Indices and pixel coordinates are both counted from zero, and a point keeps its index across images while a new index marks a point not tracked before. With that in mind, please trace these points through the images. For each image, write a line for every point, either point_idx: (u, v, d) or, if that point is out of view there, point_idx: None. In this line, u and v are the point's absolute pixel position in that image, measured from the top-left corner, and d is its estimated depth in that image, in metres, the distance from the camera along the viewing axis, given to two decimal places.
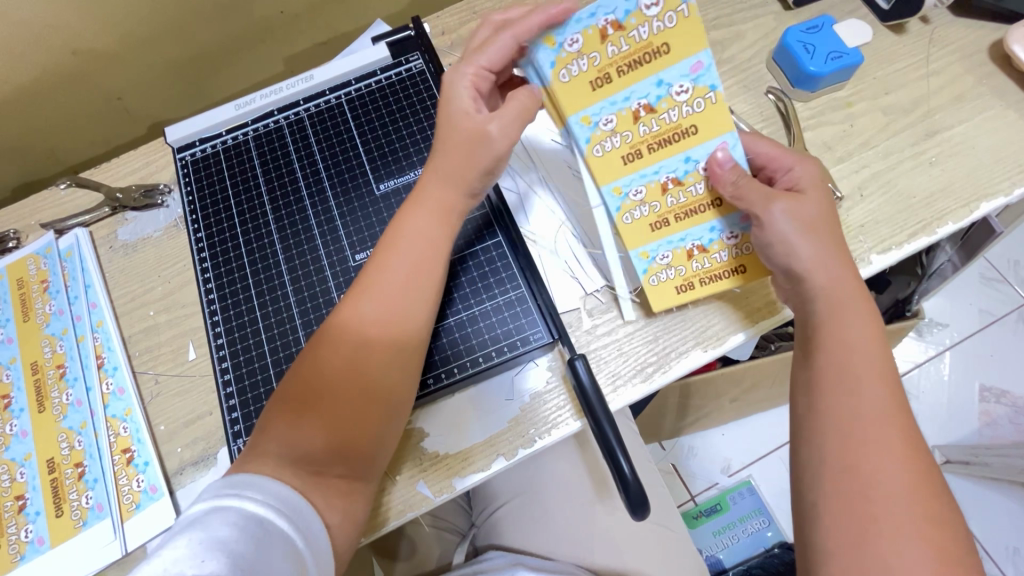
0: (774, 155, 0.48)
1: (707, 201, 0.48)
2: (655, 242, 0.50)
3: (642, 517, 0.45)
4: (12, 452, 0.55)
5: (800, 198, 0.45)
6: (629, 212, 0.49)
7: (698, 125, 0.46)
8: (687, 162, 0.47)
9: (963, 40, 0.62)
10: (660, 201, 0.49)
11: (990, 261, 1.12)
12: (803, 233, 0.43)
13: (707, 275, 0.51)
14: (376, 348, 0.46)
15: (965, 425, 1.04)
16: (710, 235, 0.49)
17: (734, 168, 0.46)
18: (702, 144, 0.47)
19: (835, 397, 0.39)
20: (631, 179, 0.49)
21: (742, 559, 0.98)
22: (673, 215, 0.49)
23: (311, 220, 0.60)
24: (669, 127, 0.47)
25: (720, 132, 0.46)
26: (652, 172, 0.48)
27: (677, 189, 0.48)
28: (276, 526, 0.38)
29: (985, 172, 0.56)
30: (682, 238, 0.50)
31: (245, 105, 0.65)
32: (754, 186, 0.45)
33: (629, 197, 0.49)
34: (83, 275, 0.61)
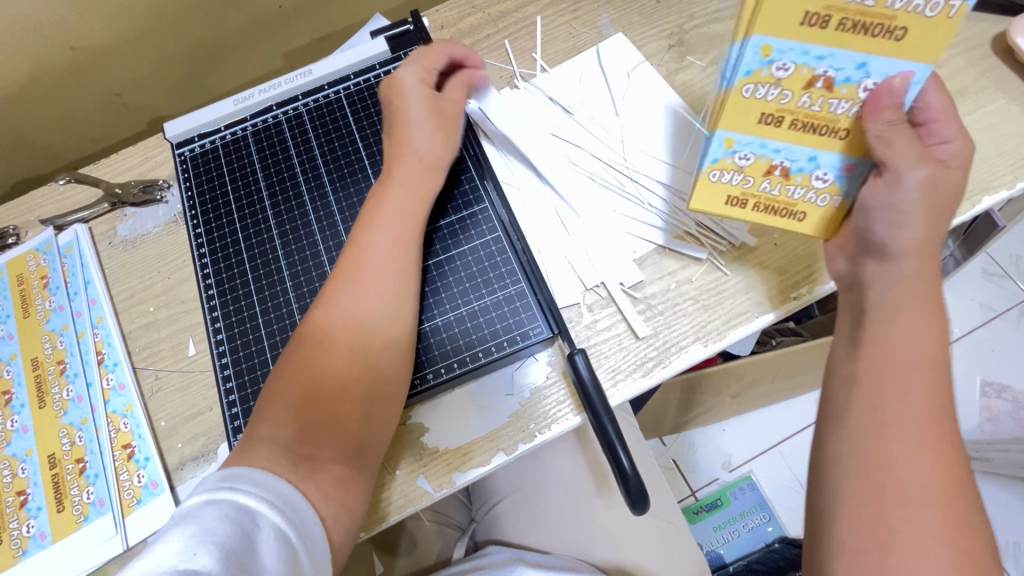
0: (938, 117, 0.40)
1: (839, 126, 0.39)
2: (749, 137, 0.41)
3: (642, 512, 0.45)
4: (13, 447, 0.55)
5: (944, 169, 0.39)
6: (753, 85, 0.37)
7: (913, 31, 0.33)
8: (861, 69, 0.35)
9: (966, 33, 0.62)
10: (793, 94, 0.38)
11: (992, 256, 1.12)
12: (929, 209, 0.39)
13: (768, 201, 0.46)
14: (369, 336, 0.47)
15: (967, 420, 1.03)
16: (806, 163, 0.42)
17: (899, 108, 0.37)
18: (893, 59, 0.35)
19: (873, 388, 0.37)
20: (794, 46, 0.35)
21: (743, 553, 0.99)
22: (792, 117, 0.39)
23: (310, 215, 0.60)
24: (888, 12, 0.32)
25: (920, 55, 0.34)
26: (820, 56, 0.35)
27: (823, 92, 0.37)
28: (270, 520, 0.38)
29: (987, 166, 0.56)
30: (775, 149, 0.41)
31: (244, 99, 0.65)
32: (906, 139, 0.38)
33: (770, 67, 0.36)
34: (82, 271, 0.61)
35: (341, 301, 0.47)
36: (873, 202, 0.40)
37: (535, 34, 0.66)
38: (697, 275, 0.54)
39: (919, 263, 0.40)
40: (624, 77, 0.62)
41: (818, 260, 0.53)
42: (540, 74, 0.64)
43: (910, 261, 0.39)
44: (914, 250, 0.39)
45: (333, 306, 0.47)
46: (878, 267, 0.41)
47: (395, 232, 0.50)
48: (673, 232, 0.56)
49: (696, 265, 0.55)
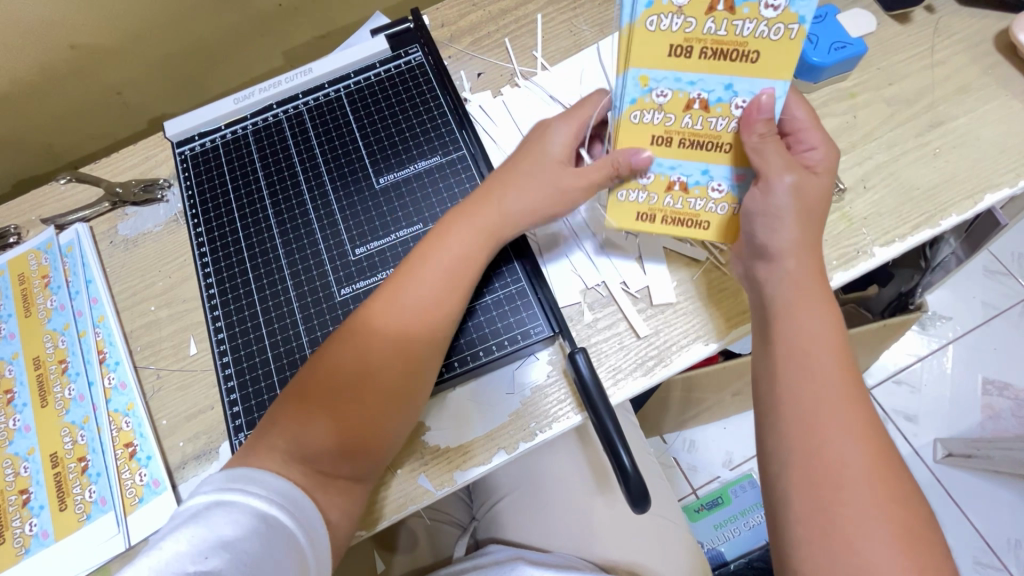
0: (802, 127, 0.44)
1: (724, 140, 0.44)
2: (646, 157, 0.46)
3: (643, 511, 0.45)
4: (16, 446, 0.55)
5: (810, 175, 0.43)
6: (641, 110, 0.44)
7: (761, 55, 0.40)
8: (727, 90, 0.42)
9: (968, 30, 0.62)
10: (677, 115, 0.44)
11: (995, 254, 1.12)
12: (800, 213, 0.42)
13: (673, 215, 0.48)
14: (393, 354, 0.46)
15: (968, 418, 1.03)
16: (700, 176, 0.46)
17: (770, 120, 0.42)
18: (752, 78, 0.41)
19: (793, 383, 0.38)
20: (666, 74, 0.42)
21: (743, 551, 0.97)
22: (680, 137, 0.45)
23: (310, 214, 0.60)
24: (736, 40, 0.40)
25: (776, 74, 0.41)
26: (691, 81, 0.42)
27: (701, 112, 0.43)
28: (280, 522, 0.38)
29: (989, 164, 0.56)
30: (672, 166, 0.46)
31: (245, 98, 0.65)
32: (775, 149, 0.42)
33: (651, 93, 0.43)
34: (84, 270, 0.61)
35: (371, 322, 0.46)
36: (751, 209, 0.44)
37: (536, 32, 0.66)
38: (696, 273, 0.54)
39: (799, 262, 0.42)
40: None
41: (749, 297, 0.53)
42: (540, 73, 0.64)
43: (789, 259, 0.42)
44: (793, 249, 0.42)
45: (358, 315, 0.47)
46: (764, 265, 0.43)
47: (439, 264, 0.48)
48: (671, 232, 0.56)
49: (694, 263, 0.55)
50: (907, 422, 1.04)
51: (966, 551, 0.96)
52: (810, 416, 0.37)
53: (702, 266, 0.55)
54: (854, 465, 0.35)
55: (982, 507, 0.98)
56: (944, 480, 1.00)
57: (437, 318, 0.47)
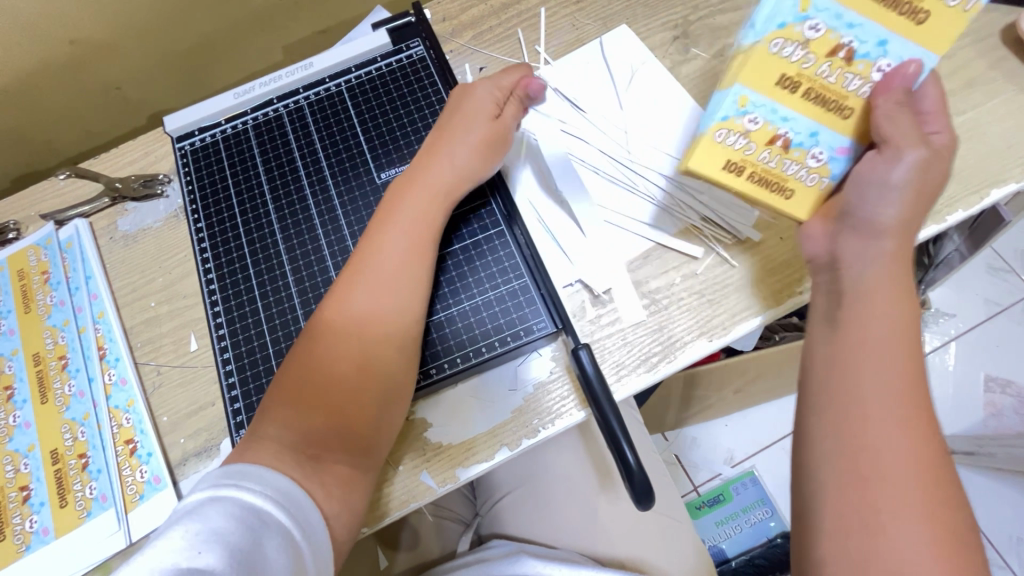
0: (930, 108, 0.41)
1: (848, 105, 0.41)
2: (763, 98, 0.41)
3: (646, 507, 0.45)
4: (16, 443, 0.55)
5: (936, 155, 0.40)
6: (783, 40, 0.39)
7: (932, 15, 0.38)
8: (881, 46, 0.39)
9: (975, 24, 0.61)
10: (819, 58, 0.40)
11: (997, 252, 1.11)
12: (916, 190, 0.39)
13: (763, 172, 0.44)
14: (378, 335, 0.47)
15: (970, 416, 1.03)
16: (806, 138, 0.42)
17: (908, 92, 0.39)
18: (909, 42, 0.39)
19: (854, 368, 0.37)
20: (829, 6, 0.38)
21: (746, 548, 0.97)
22: (809, 86, 0.41)
23: (311, 210, 0.59)
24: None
25: (932, 45, 0.39)
26: (853, 23, 0.38)
27: (845, 64, 0.40)
28: (274, 519, 0.38)
29: (996, 159, 0.55)
30: (784, 117, 0.42)
31: (245, 93, 0.64)
32: (904, 120, 0.39)
33: (805, 22, 0.39)
34: (84, 266, 0.61)
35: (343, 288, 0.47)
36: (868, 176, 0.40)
37: (538, 26, 0.65)
38: (700, 270, 0.54)
39: (900, 242, 0.39)
40: (628, 68, 0.62)
41: (807, 268, 0.53)
42: (543, 68, 0.63)
43: (890, 239, 0.39)
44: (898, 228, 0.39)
45: (347, 296, 0.47)
46: (859, 241, 0.40)
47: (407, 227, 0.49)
48: (676, 226, 0.56)
49: (696, 258, 0.54)
50: None
51: None
52: (862, 405, 0.35)
53: (710, 259, 0.54)
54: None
55: (983, 504, 0.98)
56: None
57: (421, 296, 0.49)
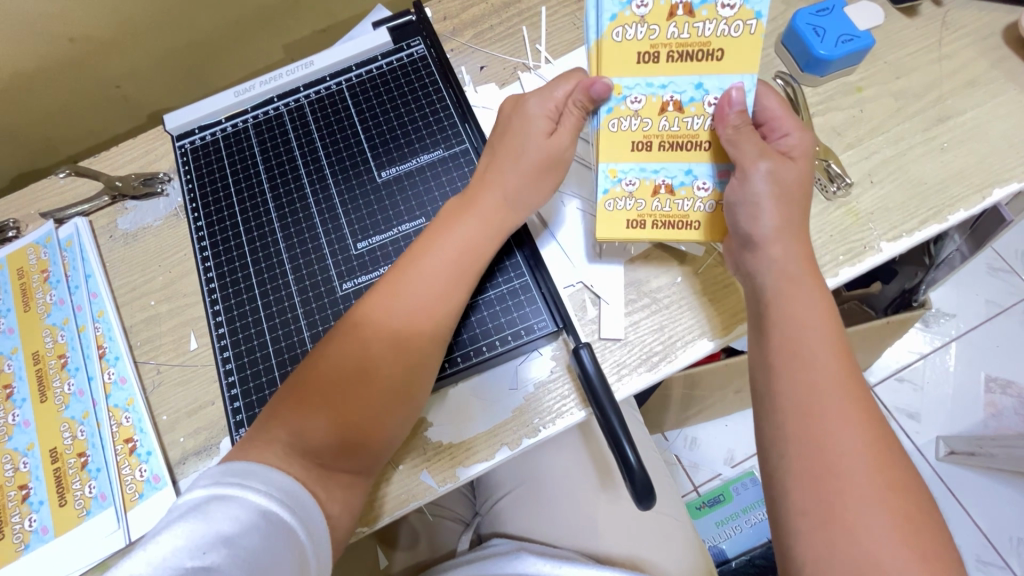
0: (775, 116, 0.46)
1: (702, 138, 0.47)
2: (628, 163, 0.49)
3: (648, 507, 0.45)
4: (15, 442, 0.55)
5: (787, 160, 0.44)
6: (619, 118, 0.47)
7: (726, 51, 0.45)
8: (698, 89, 0.46)
9: (976, 23, 0.61)
10: (653, 119, 0.47)
11: (997, 252, 1.11)
12: (776, 199, 0.43)
13: (663, 218, 0.49)
14: (389, 350, 0.45)
15: (971, 416, 1.03)
16: (685, 177, 0.48)
17: (741, 112, 0.45)
18: (720, 75, 0.45)
19: (789, 375, 0.39)
20: (638, 83, 0.46)
21: (746, 548, 0.95)
22: (659, 141, 0.48)
23: (312, 208, 0.59)
24: (696, 42, 0.45)
25: (741, 69, 0.45)
26: (663, 85, 0.46)
27: (678, 112, 0.47)
28: (279, 518, 0.38)
29: (997, 158, 0.55)
30: (655, 170, 0.48)
31: (245, 91, 0.64)
32: (752, 138, 0.44)
33: (627, 101, 0.47)
34: (83, 264, 0.61)
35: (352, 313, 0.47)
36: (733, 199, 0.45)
37: (539, 25, 0.65)
38: (698, 270, 0.54)
39: (785, 247, 0.43)
40: None
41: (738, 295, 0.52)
42: (544, 66, 0.63)
43: (774, 247, 0.43)
44: (776, 235, 0.43)
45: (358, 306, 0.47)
46: (752, 256, 0.44)
47: (429, 248, 0.48)
48: None
49: (695, 257, 0.54)
50: (910, 420, 1.04)
51: (969, 549, 0.96)
52: None
53: (701, 272, 0.54)
54: (860, 461, 0.35)
55: (984, 505, 0.98)
56: (947, 478, 1.00)
57: (437, 309, 0.47)
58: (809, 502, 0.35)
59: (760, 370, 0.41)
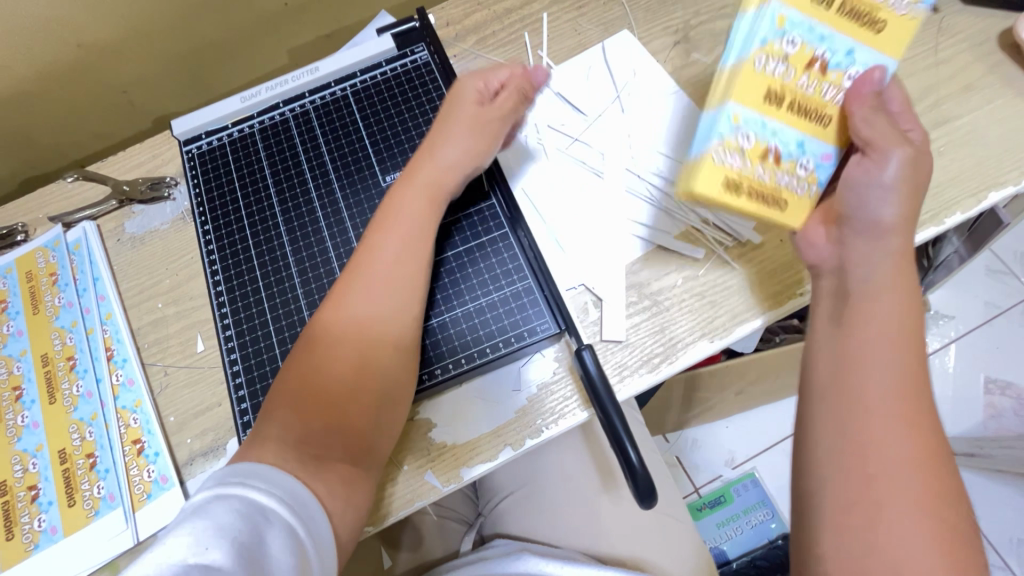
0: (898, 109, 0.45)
1: (828, 113, 0.45)
2: (754, 114, 0.44)
3: (650, 507, 0.45)
4: (24, 443, 0.56)
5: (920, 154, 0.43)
6: (766, 54, 0.44)
7: (887, 25, 0.44)
8: (846, 57, 0.45)
9: (972, 29, 0.62)
10: (796, 71, 0.44)
11: (996, 254, 1.12)
12: (906, 191, 0.42)
13: (765, 187, 0.45)
14: (382, 347, 0.47)
15: (970, 417, 1.03)
16: (796, 149, 0.45)
17: (876, 95, 0.44)
18: (869, 52, 0.45)
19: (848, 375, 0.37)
20: (801, 24, 0.44)
21: (746, 550, 0.98)
22: (790, 99, 0.45)
23: (318, 212, 0.60)
24: (878, 5, 0.44)
25: (890, 51, 0.45)
26: (820, 39, 0.44)
27: (821, 76, 0.45)
28: (280, 516, 0.38)
29: (993, 162, 0.56)
30: (773, 133, 0.45)
31: (251, 97, 0.65)
32: (883, 125, 0.43)
33: (780, 38, 0.44)
34: (92, 267, 0.62)
35: (346, 312, 0.47)
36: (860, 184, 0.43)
37: (541, 31, 0.66)
38: (699, 272, 0.55)
39: (903, 240, 0.41)
40: (630, 72, 0.63)
41: (802, 269, 0.53)
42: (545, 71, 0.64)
43: (896, 237, 0.41)
44: (892, 227, 0.41)
45: (345, 302, 0.48)
46: (867, 244, 0.41)
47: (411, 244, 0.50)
48: (677, 228, 0.56)
49: (695, 260, 0.55)
50: None
51: None
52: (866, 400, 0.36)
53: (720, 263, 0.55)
54: None
55: (984, 506, 0.98)
56: None
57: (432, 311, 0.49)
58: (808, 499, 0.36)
59: (835, 357, 0.39)
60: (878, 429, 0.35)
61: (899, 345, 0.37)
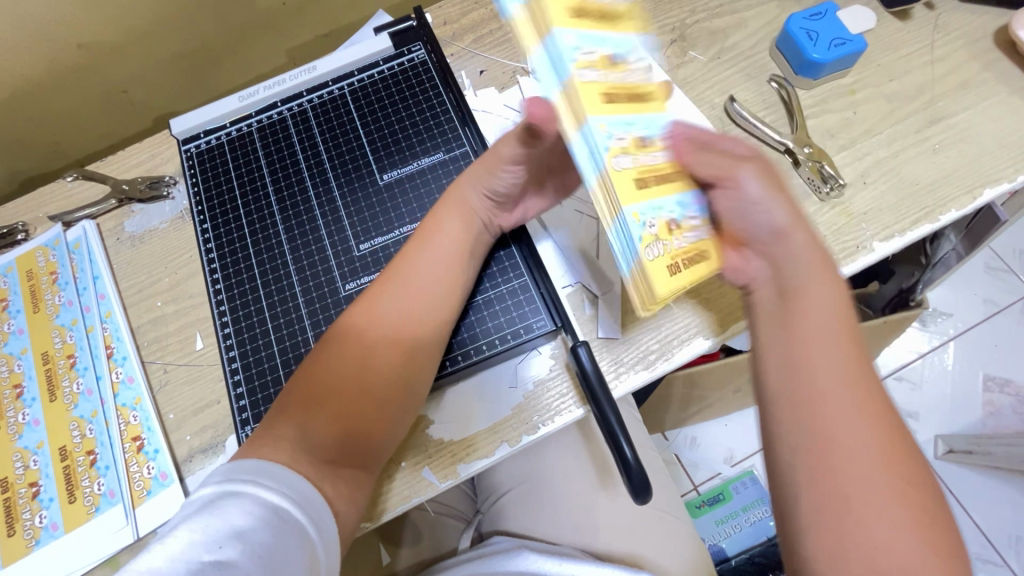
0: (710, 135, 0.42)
1: (667, 172, 0.40)
2: (643, 203, 0.38)
3: (645, 502, 0.45)
4: (25, 440, 0.56)
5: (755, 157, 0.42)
6: (617, 157, 0.37)
7: (648, 94, 0.40)
8: (650, 128, 0.39)
9: (968, 26, 0.62)
10: (640, 156, 0.38)
11: (995, 251, 1.12)
12: (771, 189, 0.40)
13: (688, 257, 0.39)
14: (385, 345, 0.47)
15: (969, 415, 1.03)
16: (678, 208, 0.40)
17: (691, 137, 0.41)
18: (655, 114, 0.40)
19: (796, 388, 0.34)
20: (615, 122, 0.37)
21: (744, 547, 0.97)
22: (649, 177, 0.39)
23: (315, 211, 0.60)
24: (630, 81, 0.39)
25: (660, 111, 0.41)
26: (631, 121, 0.38)
27: (647, 150, 0.39)
28: (292, 516, 0.39)
29: (988, 159, 0.56)
30: (658, 206, 0.39)
31: (249, 96, 0.66)
32: (714, 154, 0.40)
33: (613, 139, 0.37)
34: (91, 266, 0.62)
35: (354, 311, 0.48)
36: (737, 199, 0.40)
37: None
38: None
39: (803, 235, 0.39)
40: None
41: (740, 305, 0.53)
42: None
43: (794, 235, 0.38)
44: (789, 223, 0.39)
45: None
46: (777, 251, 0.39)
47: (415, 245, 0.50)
48: None
49: None
50: (908, 419, 1.04)
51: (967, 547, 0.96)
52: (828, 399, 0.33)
53: (674, 307, 0.54)
54: None
55: (982, 503, 0.98)
56: (946, 476, 1.01)
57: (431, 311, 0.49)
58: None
59: (781, 366, 0.35)
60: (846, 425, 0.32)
61: (838, 341, 0.35)
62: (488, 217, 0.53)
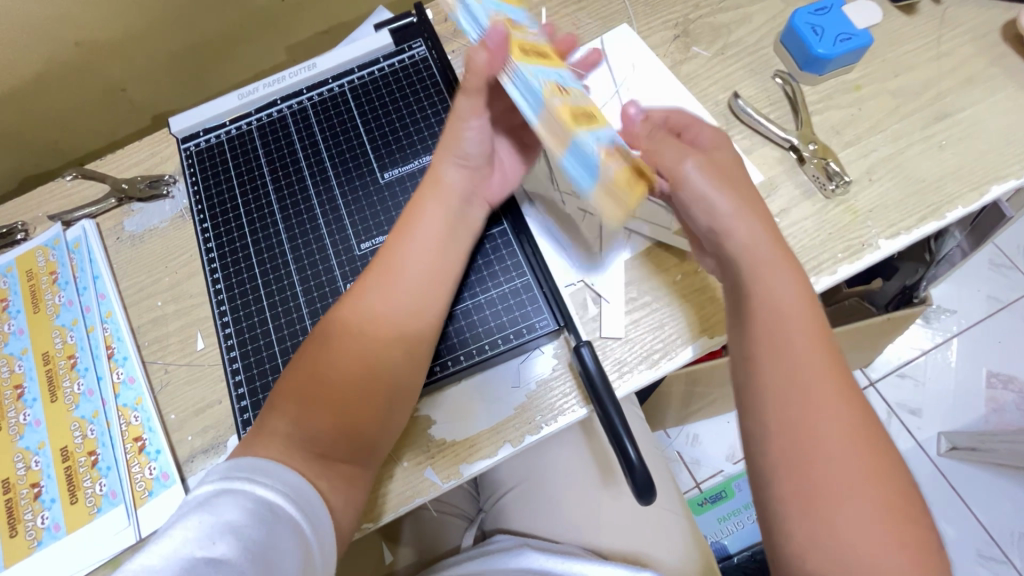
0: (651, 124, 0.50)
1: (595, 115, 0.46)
2: (586, 128, 0.42)
3: (650, 503, 0.45)
4: (26, 441, 0.56)
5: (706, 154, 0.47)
6: (550, 92, 0.42)
7: (548, 58, 0.49)
8: (563, 78, 0.47)
9: (975, 20, 0.61)
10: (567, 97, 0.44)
11: (999, 247, 1.12)
12: (718, 180, 0.45)
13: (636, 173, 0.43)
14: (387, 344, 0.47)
15: (973, 411, 1.03)
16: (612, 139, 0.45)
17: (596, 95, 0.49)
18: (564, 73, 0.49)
19: (776, 380, 0.40)
20: (535, 69, 0.44)
21: (747, 545, 0.97)
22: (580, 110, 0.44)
23: (316, 209, 0.60)
24: (534, 46, 0.48)
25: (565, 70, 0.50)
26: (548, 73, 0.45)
27: (571, 95, 0.45)
28: (285, 511, 0.39)
29: (996, 155, 0.56)
30: (599, 135, 0.43)
31: (249, 94, 0.65)
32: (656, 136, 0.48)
33: (540, 79, 0.43)
34: (91, 266, 0.62)
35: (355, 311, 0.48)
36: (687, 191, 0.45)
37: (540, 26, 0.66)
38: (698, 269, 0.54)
39: (748, 229, 0.43)
40: (630, 67, 0.62)
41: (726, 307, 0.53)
42: None
43: (739, 228, 0.43)
44: (732, 215, 0.43)
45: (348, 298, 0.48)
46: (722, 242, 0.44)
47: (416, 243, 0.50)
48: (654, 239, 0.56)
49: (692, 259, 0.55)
50: (911, 416, 1.04)
51: (969, 543, 0.96)
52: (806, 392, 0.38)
53: (662, 307, 0.54)
54: None
55: (986, 500, 0.98)
56: (948, 473, 1.00)
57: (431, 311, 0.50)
58: (799, 490, 0.37)
59: (739, 360, 0.42)
60: (815, 417, 0.37)
61: (807, 335, 0.40)
62: (466, 188, 0.53)
